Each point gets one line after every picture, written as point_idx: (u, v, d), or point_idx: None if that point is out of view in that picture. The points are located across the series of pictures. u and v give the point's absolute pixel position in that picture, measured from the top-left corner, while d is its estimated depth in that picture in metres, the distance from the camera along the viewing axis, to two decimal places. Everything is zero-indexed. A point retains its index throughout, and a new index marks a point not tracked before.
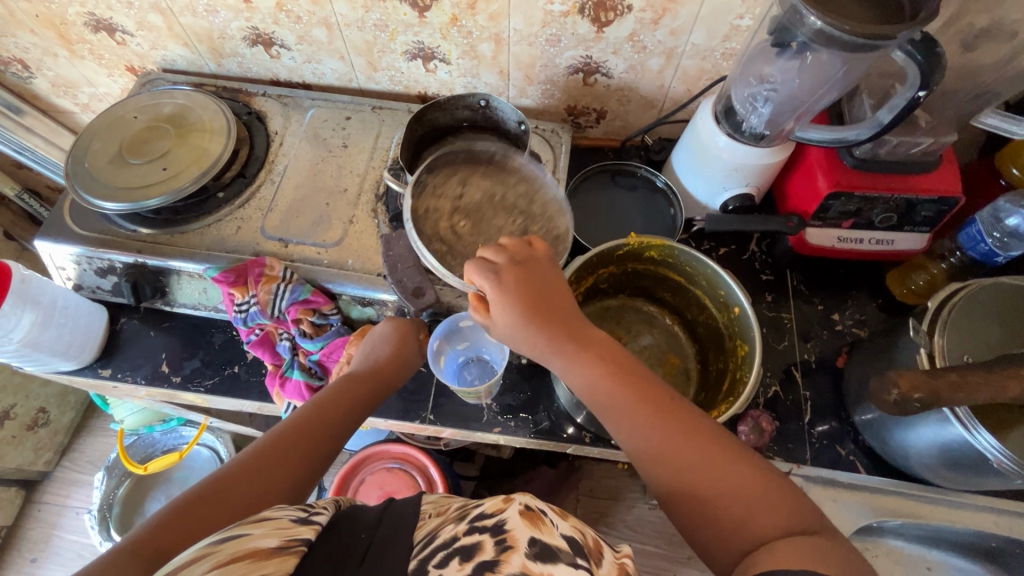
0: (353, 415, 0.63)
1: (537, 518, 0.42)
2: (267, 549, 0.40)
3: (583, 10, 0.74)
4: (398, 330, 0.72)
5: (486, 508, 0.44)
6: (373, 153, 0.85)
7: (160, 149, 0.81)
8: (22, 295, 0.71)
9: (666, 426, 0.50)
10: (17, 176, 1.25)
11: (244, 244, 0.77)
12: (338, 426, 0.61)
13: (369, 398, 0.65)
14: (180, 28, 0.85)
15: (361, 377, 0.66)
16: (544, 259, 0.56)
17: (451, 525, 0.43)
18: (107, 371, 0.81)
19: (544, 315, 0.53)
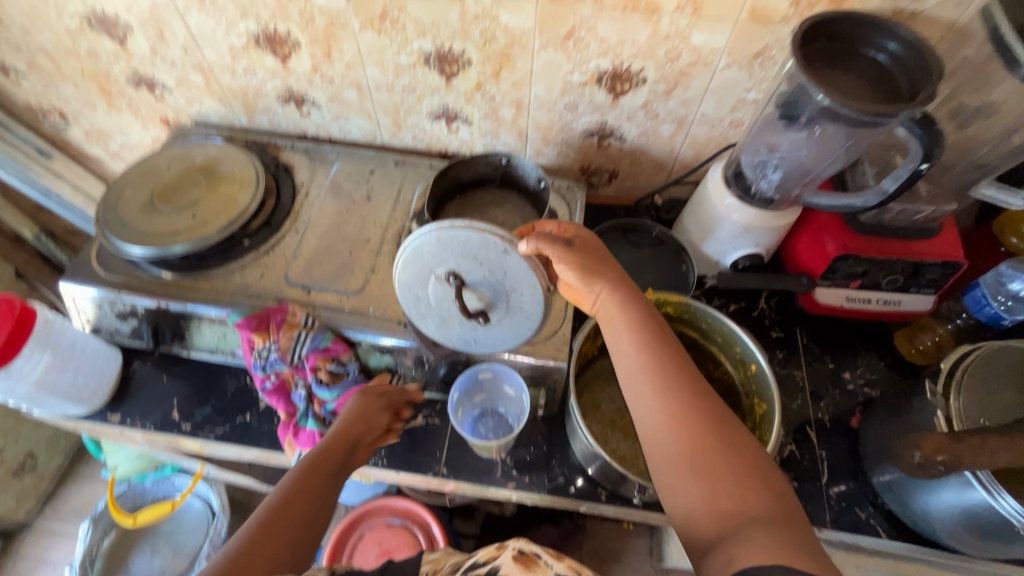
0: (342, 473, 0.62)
1: (531, 561, 0.41)
2: None
3: (600, 81, 0.79)
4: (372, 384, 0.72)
5: (480, 557, 0.44)
6: (395, 205, 0.87)
7: (190, 198, 0.84)
8: (43, 338, 0.72)
9: (689, 418, 0.53)
10: (38, 218, 1.28)
11: (267, 290, 0.78)
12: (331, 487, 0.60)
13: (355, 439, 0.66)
14: (218, 86, 0.90)
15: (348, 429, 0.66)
16: (593, 242, 0.64)
17: None
18: (116, 417, 0.79)
19: (595, 269, 0.62)
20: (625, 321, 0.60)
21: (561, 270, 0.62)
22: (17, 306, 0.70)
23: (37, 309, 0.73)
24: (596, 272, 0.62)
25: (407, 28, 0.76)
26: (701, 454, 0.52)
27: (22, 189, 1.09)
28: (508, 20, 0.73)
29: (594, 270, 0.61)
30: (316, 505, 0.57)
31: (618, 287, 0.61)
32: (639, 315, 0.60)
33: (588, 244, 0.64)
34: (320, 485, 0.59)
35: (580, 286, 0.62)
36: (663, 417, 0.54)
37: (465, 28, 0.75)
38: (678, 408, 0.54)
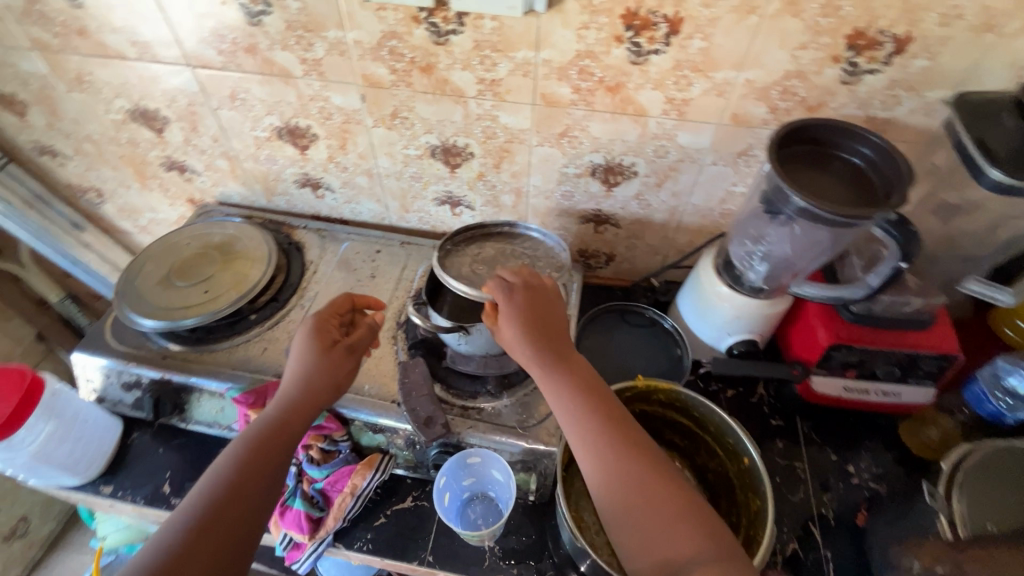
0: (269, 489, 0.59)
1: None
2: None
3: (594, 173, 0.84)
4: (319, 350, 0.69)
5: None
6: (398, 284, 0.91)
7: (205, 273, 0.89)
8: (49, 407, 0.75)
9: (623, 460, 0.57)
10: (65, 283, 1.35)
11: (269, 364, 0.80)
12: (252, 515, 0.56)
13: (286, 432, 0.63)
14: (241, 170, 0.97)
15: (267, 438, 0.61)
16: (537, 289, 0.69)
17: None
18: (108, 489, 0.80)
19: (537, 323, 0.66)
20: (562, 371, 0.63)
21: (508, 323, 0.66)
22: (32, 378, 0.74)
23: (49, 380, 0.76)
24: (537, 325, 0.65)
25: (415, 125, 0.83)
26: (638, 489, 0.55)
27: (54, 258, 1.16)
28: (507, 120, 0.79)
29: (525, 327, 0.65)
30: (226, 539, 0.54)
31: (555, 337, 0.66)
32: (575, 360, 0.65)
33: (532, 295, 0.68)
34: (231, 515, 0.55)
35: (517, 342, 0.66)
36: (604, 459, 0.57)
37: (469, 126, 0.81)
38: (619, 449, 0.57)
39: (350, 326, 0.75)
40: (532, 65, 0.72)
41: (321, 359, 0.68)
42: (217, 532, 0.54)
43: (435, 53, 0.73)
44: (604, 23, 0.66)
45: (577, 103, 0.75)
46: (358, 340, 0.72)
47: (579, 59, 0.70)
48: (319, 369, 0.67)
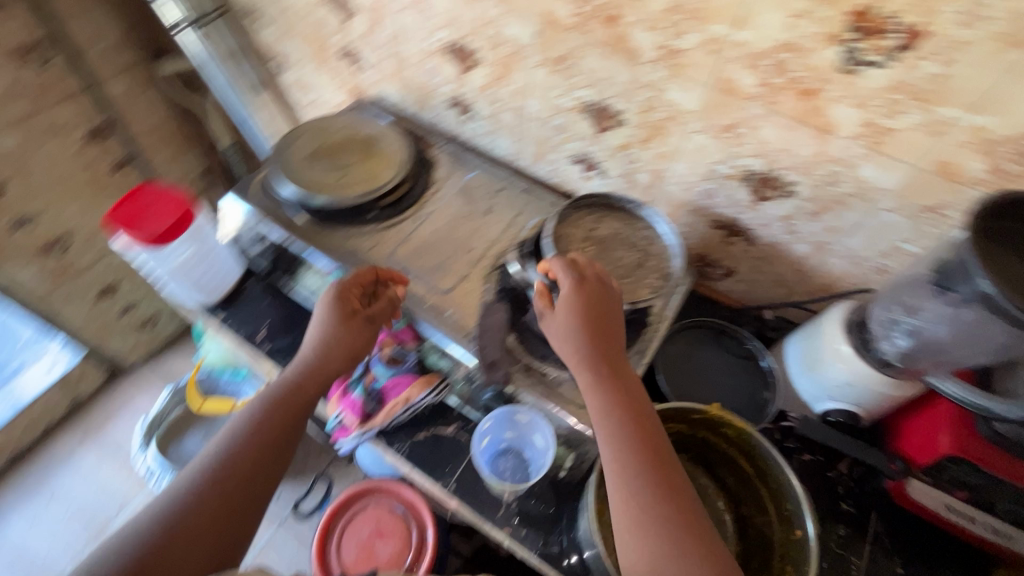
0: (290, 427, 0.71)
1: None
2: None
3: (747, 180, 0.76)
4: (341, 318, 0.75)
5: None
6: (508, 227, 0.91)
7: (345, 161, 0.95)
8: (197, 233, 0.89)
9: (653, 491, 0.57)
10: (235, 133, 1.53)
11: (373, 261, 0.86)
12: (272, 448, 0.68)
13: (309, 381, 0.73)
14: (403, 75, 1.01)
15: (289, 392, 0.72)
16: (605, 288, 0.67)
17: None
18: (220, 316, 0.91)
19: (595, 331, 0.65)
20: (606, 386, 0.63)
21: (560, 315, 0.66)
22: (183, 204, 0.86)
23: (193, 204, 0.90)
24: (595, 328, 0.65)
25: (577, 76, 0.80)
26: (666, 524, 0.55)
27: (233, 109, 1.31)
28: (672, 96, 0.73)
29: (581, 326, 0.64)
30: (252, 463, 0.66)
31: (608, 345, 0.65)
32: (624, 377, 0.64)
33: (597, 295, 0.66)
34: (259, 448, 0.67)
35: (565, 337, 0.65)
36: (634, 486, 0.57)
37: (631, 92, 0.76)
38: (653, 480, 0.57)
39: (373, 295, 0.80)
40: (722, 44, 0.65)
41: (341, 327, 0.75)
42: (239, 466, 0.65)
43: (623, 5, 0.68)
44: (825, 15, 0.57)
45: (757, 98, 0.67)
46: (379, 312, 0.77)
47: (777, 51, 0.62)
48: (335, 340, 0.74)
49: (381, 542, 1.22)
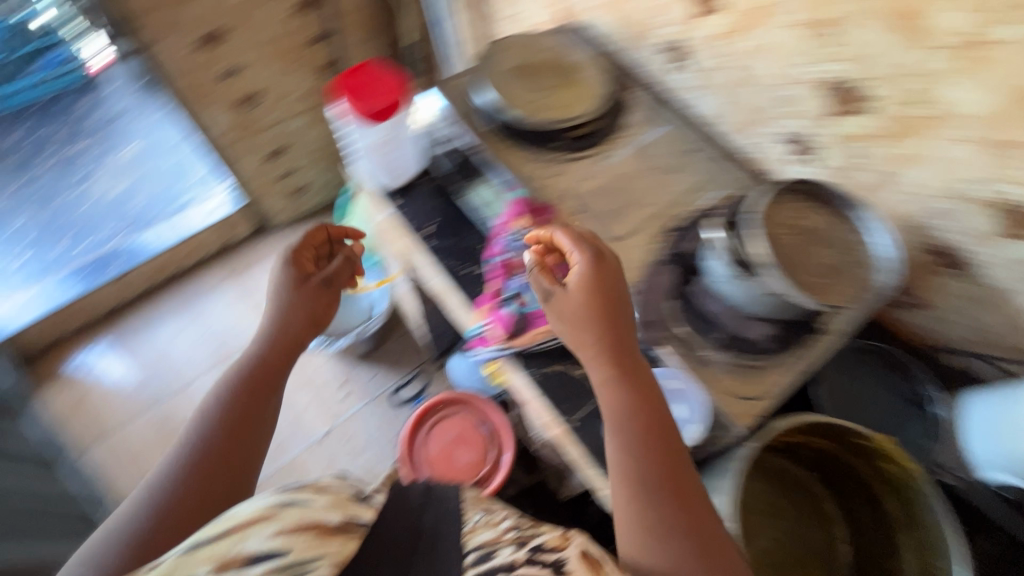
0: (283, 367, 0.84)
1: (594, 562, 0.53)
2: (329, 527, 0.53)
3: (1000, 211, 0.66)
4: (298, 278, 0.88)
5: (547, 541, 0.56)
6: (690, 191, 0.87)
7: (546, 83, 0.94)
8: (396, 121, 0.92)
9: (653, 472, 0.63)
10: None
11: (550, 190, 0.87)
12: (264, 400, 0.80)
13: (291, 343, 0.86)
14: (625, 6, 0.96)
15: (257, 382, 0.81)
16: (611, 267, 0.70)
17: (512, 550, 0.55)
18: (397, 202, 0.96)
19: (606, 313, 0.69)
20: (608, 370, 0.68)
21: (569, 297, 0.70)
22: (382, 77, 0.86)
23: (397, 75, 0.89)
24: (606, 311, 0.69)
25: (836, 47, 0.71)
26: (667, 503, 0.61)
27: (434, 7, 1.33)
28: (951, 93, 0.64)
29: (596, 306, 0.68)
30: (251, 411, 0.78)
31: (615, 324, 0.69)
32: (627, 360, 0.69)
33: (609, 276, 0.70)
34: (252, 403, 0.79)
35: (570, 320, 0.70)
36: (634, 469, 0.63)
37: (898, 78, 0.67)
38: (652, 460, 0.64)
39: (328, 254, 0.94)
40: None
41: (298, 290, 0.88)
42: (240, 422, 0.77)
43: None
44: None
45: None
46: (331, 273, 0.91)
47: None
48: (304, 300, 0.88)
49: (460, 449, 1.31)
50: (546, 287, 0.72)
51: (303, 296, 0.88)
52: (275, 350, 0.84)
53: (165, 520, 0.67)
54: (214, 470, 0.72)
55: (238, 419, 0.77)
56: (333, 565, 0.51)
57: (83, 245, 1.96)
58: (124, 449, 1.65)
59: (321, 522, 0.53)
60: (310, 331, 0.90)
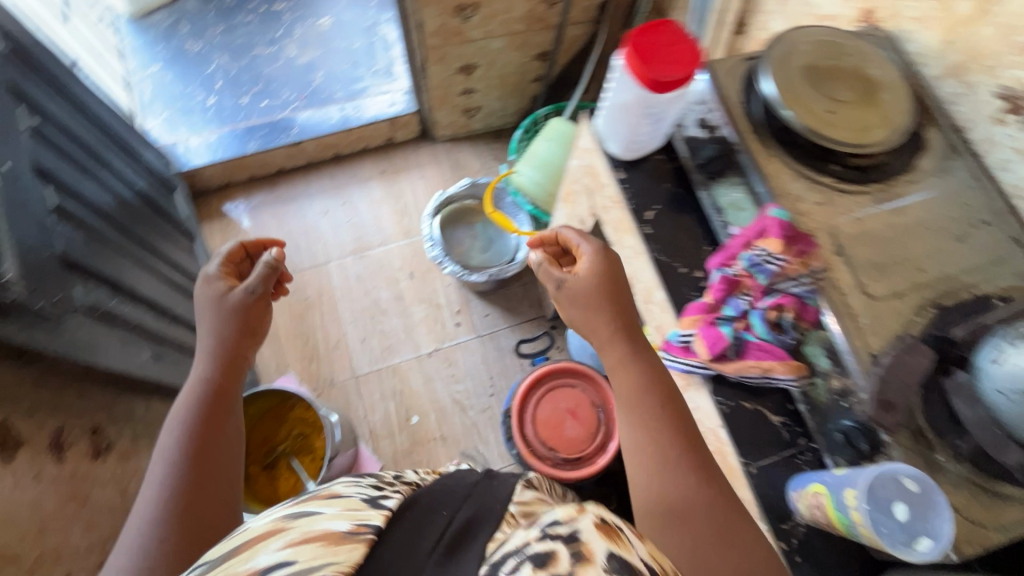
0: (230, 382, 0.87)
1: (613, 533, 0.45)
2: (339, 533, 0.51)
3: None
4: (230, 310, 0.89)
5: (560, 514, 0.47)
6: (973, 269, 0.74)
7: (840, 93, 0.81)
8: (671, 102, 0.84)
9: (660, 458, 0.70)
10: None
11: (812, 217, 0.77)
12: (221, 408, 0.84)
13: (241, 347, 0.89)
14: (969, 29, 0.80)
15: (206, 394, 0.84)
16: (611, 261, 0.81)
17: (526, 532, 0.47)
18: (620, 175, 0.92)
19: (610, 304, 0.79)
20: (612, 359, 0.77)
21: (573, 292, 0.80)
22: (678, 44, 0.74)
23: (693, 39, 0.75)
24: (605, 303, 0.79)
25: None
26: (672, 482, 0.68)
27: None
28: None
29: (599, 297, 0.79)
30: (213, 423, 0.82)
31: (615, 318, 0.79)
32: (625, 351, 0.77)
33: (608, 269, 0.81)
34: (217, 414, 0.83)
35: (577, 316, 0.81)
36: (642, 455, 0.71)
37: None
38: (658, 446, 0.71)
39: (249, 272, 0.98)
40: None
41: (227, 323, 0.89)
42: (209, 436, 0.81)
43: None
44: None
45: None
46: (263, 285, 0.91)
47: None
48: (230, 322, 0.89)
49: (570, 422, 1.31)
50: (556, 276, 0.82)
51: (233, 309, 0.89)
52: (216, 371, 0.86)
53: (162, 543, 0.71)
54: (200, 484, 0.76)
55: (202, 440, 0.79)
56: (338, 572, 0.48)
57: (264, 104, 2.06)
58: None
59: (329, 530, 0.52)
60: (248, 343, 0.91)
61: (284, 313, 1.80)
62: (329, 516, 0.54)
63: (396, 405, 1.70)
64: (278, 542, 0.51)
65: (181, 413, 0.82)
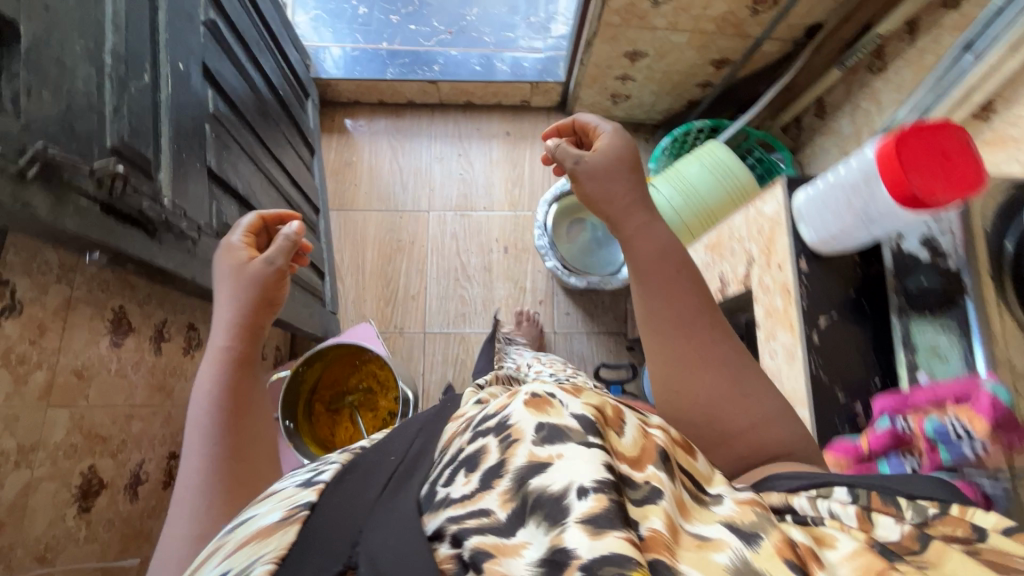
0: (254, 352, 0.76)
1: (544, 405, 0.52)
2: (272, 525, 0.48)
3: None
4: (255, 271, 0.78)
5: (494, 411, 0.56)
6: None
7: None
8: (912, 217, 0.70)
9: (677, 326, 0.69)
10: (913, 31, 1.21)
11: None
12: (246, 381, 0.74)
13: (263, 314, 0.79)
14: None
15: (229, 366, 0.73)
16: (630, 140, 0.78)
17: (463, 441, 0.54)
18: (802, 264, 0.79)
19: (630, 176, 0.75)
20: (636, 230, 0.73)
21: (593, 163, 0.76)
22: (953, 159, 0.60)
23: (978, 150, 0.60)
24: (628, 172, 0.75)
25: None
26: (688, 352, 0.68)
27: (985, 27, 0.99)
28: None
29: (621, 164, 0.75)
30: (242, 398, 0.72)
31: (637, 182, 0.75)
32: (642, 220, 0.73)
33: (629, 144, 0.78)
34: (242, 390, 0.72)
35: (598, 191, 0.75)
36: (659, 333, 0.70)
37: None
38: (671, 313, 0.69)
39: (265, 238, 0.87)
40: None
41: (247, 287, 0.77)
42: (240, 414, 0.70)
43: None
44: None
45: None
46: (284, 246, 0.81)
47: None
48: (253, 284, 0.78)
49: None
50: (573, 154, 0.76)
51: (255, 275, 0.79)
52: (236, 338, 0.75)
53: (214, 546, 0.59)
54: (239, 471, 0.66)
55: (233, 421, 0.69)
56: (272, 560, 0.44)
57: (412, 29, 1.98)
58: (355, 232, 1.80)
59: (263, 526, 0.49)
60: (268, 310, 0.80)
61: (374, 248, 1.79)
62: (266, 513, 0.51)
63: (455, 373, 1.70)
64: (218, 559, 0.47)
65: (203, 392, 0.70)
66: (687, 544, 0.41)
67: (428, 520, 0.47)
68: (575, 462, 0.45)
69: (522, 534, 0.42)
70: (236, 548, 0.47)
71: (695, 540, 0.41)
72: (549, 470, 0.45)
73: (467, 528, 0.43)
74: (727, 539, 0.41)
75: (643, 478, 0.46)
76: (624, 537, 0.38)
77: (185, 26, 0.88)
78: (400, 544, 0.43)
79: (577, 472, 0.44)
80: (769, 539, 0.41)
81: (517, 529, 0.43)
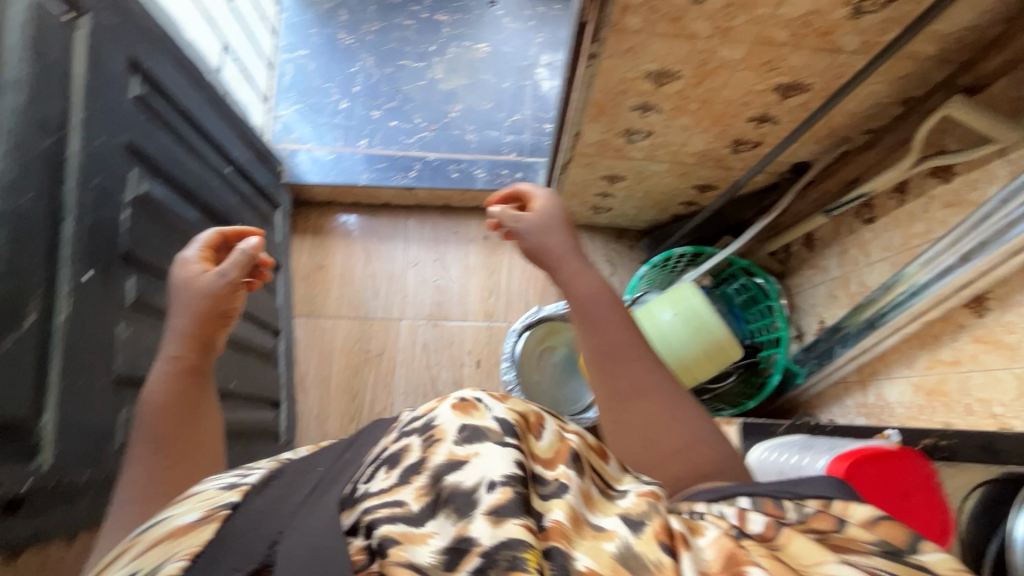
0: (204, 355, 0.88)
1: (467, 407, 0.59)
2: (190, 525, 0.53)
3: None
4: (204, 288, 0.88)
5: (423, 413, 0.62)
6: None
7: None
8: None
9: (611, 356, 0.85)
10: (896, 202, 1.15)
11: None
12: (193, 381, 0.85)
13: (213, 324, 0.89)
14: None
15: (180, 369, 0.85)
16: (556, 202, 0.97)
17: (393, 441, 0.60)
18: None
19: (557, 235, 0.93)
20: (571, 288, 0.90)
21: (525, 222, 0.94)
22: (914, 498, 0.67)
23: (946, 503, 0.68)
24: (557, 231, 0.93)
25: None
26: (620, 380, 0.84)
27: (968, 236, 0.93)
28: None
29: (550, 224, 0.94)
30: (187, 397, 0.84)
31: (565, 237, 0.93)
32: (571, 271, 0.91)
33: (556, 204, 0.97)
34: (187, 389, 0.84)
35: (535, 246, 0.93)
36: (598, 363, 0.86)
37: None
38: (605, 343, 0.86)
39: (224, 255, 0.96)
40: None
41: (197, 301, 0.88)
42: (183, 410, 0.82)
43: None
44: None
45: None
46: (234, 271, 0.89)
47: None
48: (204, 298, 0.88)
49: None
50: (513, 216, 0.94)
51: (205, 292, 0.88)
52: (185, 348, 0.87)
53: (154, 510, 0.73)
54: (178, 455, 0.78)
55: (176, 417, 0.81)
56: (185, 557, 0.49)
57: (393, 125, 1.93)
58: (323, 340, 1.74)
59: (177, 526, 0.53)
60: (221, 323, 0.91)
61: (341, 357, 1.73)
62: (181, 514, 0.56)
63: None
64: (127, 558, 0.52)
65: (154, 390, 0.83)
66: (585, 535, 0.50)
67: (345, 517, 0.52)
68: (491, 459, 0.52)
69: (429, 525, 0.49)
70: (148, 547, 0.52)
71: (593, 530, 0.50)
72: (466, 465, 0.52)
73: (380, 517, 0.49)
74: (619, 530, 0.51)
75: (552, 475, 0.55)
76: (522, 523, 0.47)
77: (103, 222, 0.84)
78: (326, 539, 0.48)
79: (488, 469, 0.51)
80: (650, 526, 0.51)
81: (425, 521, 0.49)
